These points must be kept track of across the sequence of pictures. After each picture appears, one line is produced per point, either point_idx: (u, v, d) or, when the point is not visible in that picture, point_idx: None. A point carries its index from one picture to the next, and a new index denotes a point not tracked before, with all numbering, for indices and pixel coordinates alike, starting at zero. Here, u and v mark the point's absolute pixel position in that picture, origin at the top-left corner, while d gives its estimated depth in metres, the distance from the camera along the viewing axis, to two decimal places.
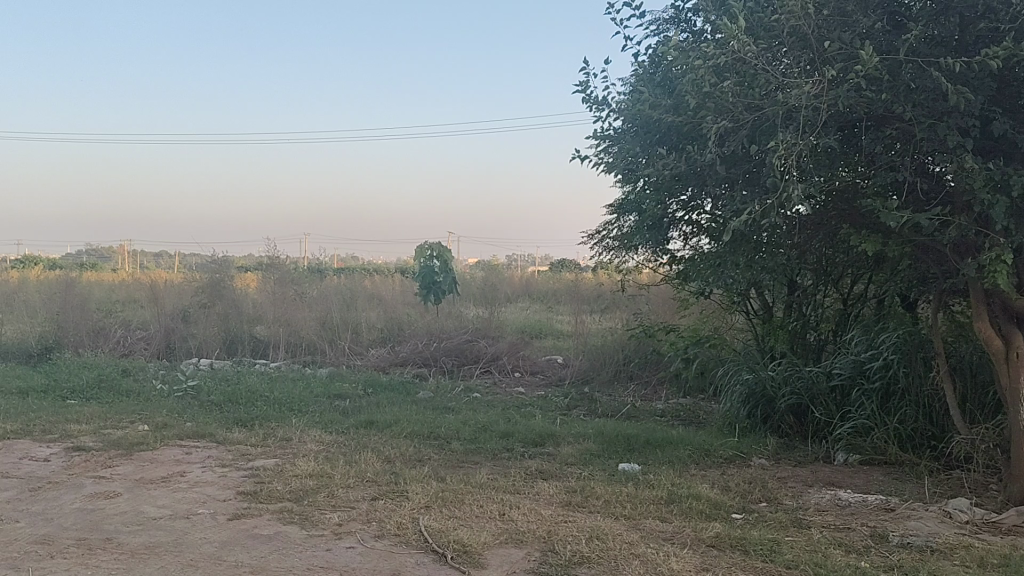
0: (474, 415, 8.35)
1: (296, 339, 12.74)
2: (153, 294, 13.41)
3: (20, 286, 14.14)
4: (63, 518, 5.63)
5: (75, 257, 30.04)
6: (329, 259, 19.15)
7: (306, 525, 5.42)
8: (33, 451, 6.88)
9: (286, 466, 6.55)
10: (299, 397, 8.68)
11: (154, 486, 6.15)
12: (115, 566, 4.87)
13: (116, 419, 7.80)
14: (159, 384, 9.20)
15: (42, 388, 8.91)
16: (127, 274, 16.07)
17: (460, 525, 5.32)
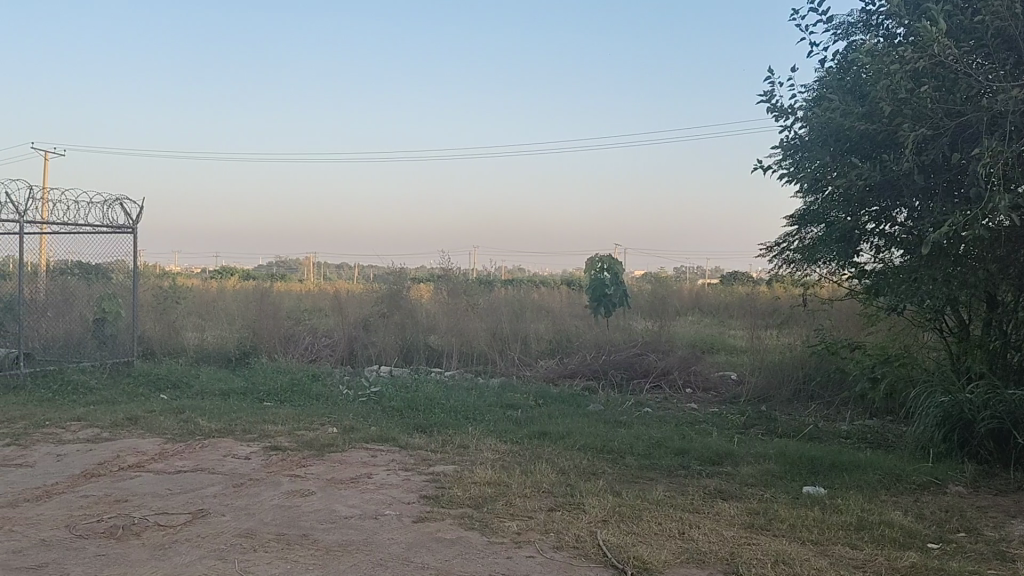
0: (647, 430, 8.29)
1: (468, 350, 13.19)
2: (337, 303, 14.17)
3: (219, 294, 15.30)
4: (263, 513, 6.03)
5: (264, 270, 32.22)
6: (499, 272, 19.57)
7: (487, 532, 5.55)
8: (235, 449, 7.42)
9: (465, 473, 6.75)
10: (475, 406, 8.92)
11: (344, 487, 6.49)
12: (312, 561, 5.16)
13: (307, 421, 8.29)
14: (345, 389, 9.70)
15: (242, 390, 9.60)
16: (313, 285, 17.05)
17: (639, 541, 5.29)
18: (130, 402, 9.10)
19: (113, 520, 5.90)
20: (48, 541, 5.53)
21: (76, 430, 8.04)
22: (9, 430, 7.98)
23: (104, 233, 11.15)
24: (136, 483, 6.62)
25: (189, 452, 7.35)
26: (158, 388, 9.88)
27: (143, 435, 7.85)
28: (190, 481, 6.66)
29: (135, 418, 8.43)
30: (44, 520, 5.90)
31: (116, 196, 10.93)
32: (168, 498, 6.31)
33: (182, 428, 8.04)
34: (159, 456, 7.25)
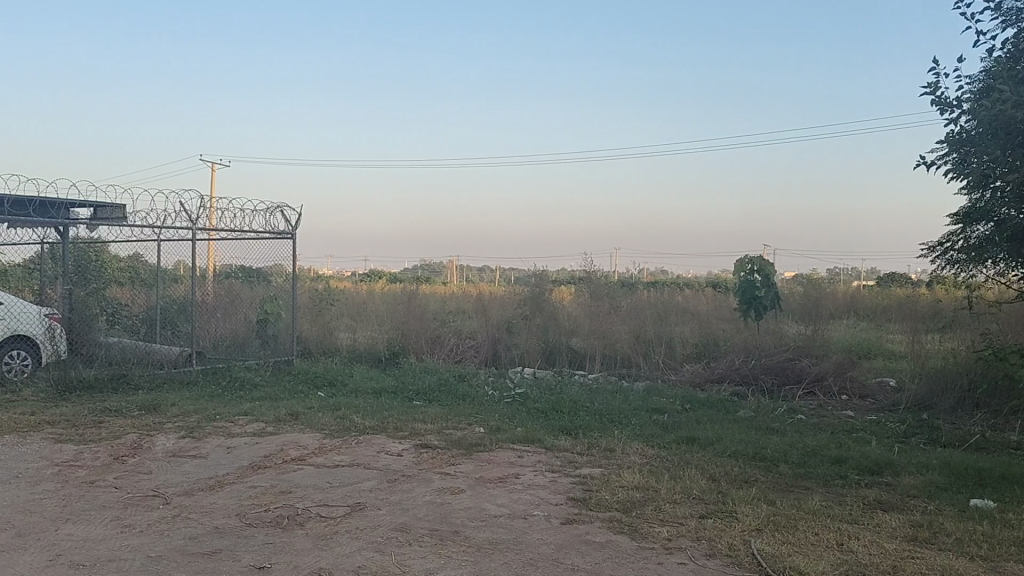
0: (800, 438, 8.03)
1: (611, 352, 13.27)
2: (481, 306, 14.46)
3: (369, 297, 15.91)
4: (417, 508, 6.23)
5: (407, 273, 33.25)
6: (642, 275, 19.42)
7: (637, 537, 5.53)
8: (388, 446, 7.71)
9: (613, 476, 6.75)
10: (620, 409, 8.90)
11: (493, 486, 6.62)
12: (465, 557, 5.29)
13: (455, 421, 8.51)
14: (492, 390, 9.90)
15: (393, 389, 9.96)
16: (456, 287, 17.46)
17: (795, 551, 5.14)
18: (291, 398, 9.61)
19: (278, 510, 6.25)
20: (221, 528, 5.92)
21: (243, 424, 8.56)
22: (185, 423, 8.60)
23: (266, 238, 11.82)
24: (298, 476, 6.98)
25: (346, 448, 7.68)
26: (315, 385, 10.39)
27: (303, 430, 8.27)
28: (347, 476, 6.97)
29: (295, 414, 8.89)
30: (217, 508, 6.32)
31: (277, 204, 11.56)
32: (327, 492, 6.62)
33: (339, 424, 8.42)
34: (318, 450, 7.62)
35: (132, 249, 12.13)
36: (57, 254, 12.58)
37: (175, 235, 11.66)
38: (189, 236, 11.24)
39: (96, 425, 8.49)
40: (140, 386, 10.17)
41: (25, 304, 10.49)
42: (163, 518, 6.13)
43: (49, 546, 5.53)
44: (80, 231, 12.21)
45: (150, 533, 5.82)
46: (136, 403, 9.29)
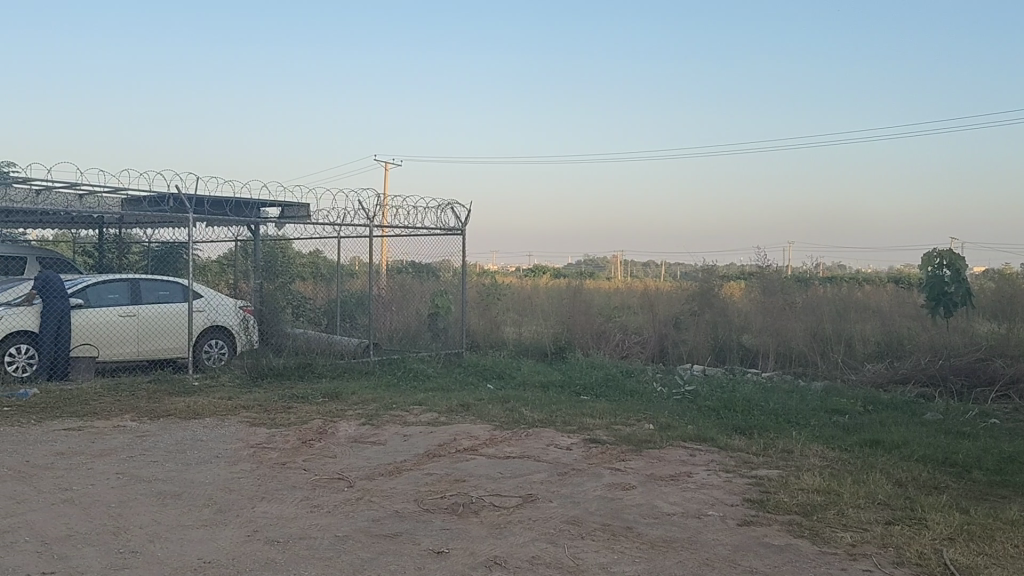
0: (996, 443, 7.49)
1: (785, 350, 13.04)
2: (647, 300, 14.34)
3: (535, 290, 16.15)
4: (588, 503, 6.26)
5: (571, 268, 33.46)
6: (817, 269, 18.65)
7: (817, 541, 5.33)
8: (557, 440, 7.80)
9: (791, 478, 6.54)
10: (797, 409, 8.60)
11: (665, 484, 6.57)
12: (639, 554, 5.28)
13: (624, 416, 8.50)
14: (661, 387, 9.82)
15: (560, 383, 10.08)
16: (621, 282, 17.40)
17: (993, 564, 4.80)
18: (462, 390, 9.91)
19: (454, 498, 6.45)
20: (401, 512, 6.17)
21: (418, 413, 8.90)
22: (365, 410, 9.04)
23: (437, 234, 12.22)
24: (472, 465, 7.18)
25: (516, 440, 7.83)
26: (485, 378, 10.66)
27: (475, 421, 8.51)
28: (519, 467, 7.10)
29: (466, 405, 9.16)
30: (397, 493, 6.60)
31: (447, 201, 11.92)
32: (500, 482, 6.77)
33: (509, 416, 8.60)
34: (490, 441, 7.82)
35: (314, 245, 12.86)
36: (248, 251, 13.54)
37: (353, 232, 12.29)
38: (366, 232, 11.78)
39: (285, 410, 9.07)
40: (324, 375, 10.79)
41: (223, 298, 11.37)
42: (347, 500, 6.47)
43: (247, 522, 5.96)
44: (267, 228, 13.09)
45: (337, 514, 6.15)
46: (320, 390, 9.85)
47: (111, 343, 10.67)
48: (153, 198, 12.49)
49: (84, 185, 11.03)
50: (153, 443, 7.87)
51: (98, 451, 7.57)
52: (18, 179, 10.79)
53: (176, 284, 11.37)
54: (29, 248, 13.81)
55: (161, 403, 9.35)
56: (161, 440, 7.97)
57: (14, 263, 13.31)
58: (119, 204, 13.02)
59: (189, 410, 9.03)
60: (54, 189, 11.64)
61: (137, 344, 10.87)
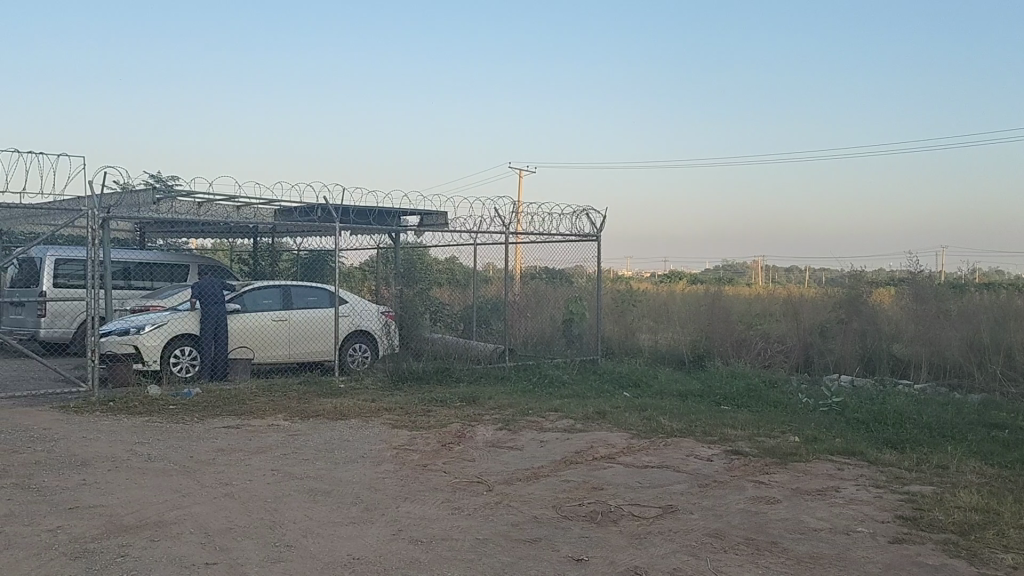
0: None
1: (940, 360, 12.40)
2: (790, 307, 13.91)
3: (672, 297, 15.96)
4: (731, 515, 6.13)
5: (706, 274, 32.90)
6: (974, 274, 17.65)
7: (977, 563, 5.04)
8: (698, 450, 7.68)
9: (947, 495, 6.20)
10: (952, 423, 8.14)
11: (811, 498, 6.35)
12: (783, 569, 5.13)
13: (767, 428, 8.29)
14: (805, 397, 9.51)
15: (699, 393, 9.91)
16: (763, 288, 16.91)
17: None
18: (598, 397, 9.90)
19: (592, 505, 6.45)
20: (540, 518, 6.23)
21: (554, 419, 8.96)
22: (502, 415, 9.18)
23: (573, 240, 12.32)
24: (610, 474, 7.17)
25: (654, 450, 7.77)
26: (621, 386, 10.60)
27: (612, 429, 8.50)
28: (658, 477, 7.03)
29: (602, 412, 9.15)
30: (535, 498, 6.66)
31: (582, 208, 11.97)
32: (639, 491, 6.73)
33: (647, 425, 8.54)
34: (627, 450, 7.78)
35: (450, 251, 13.18)
36: (388, 257, 14.02)
37: (489, 239, 12.55)
38: (503, 239, 11.99)
39: (425, 413, 9.32)
40: (462, 379, 11.05)
41: (367, 303, 11.82)
42: (487, 504, 6.57)
43: (393, 521, 6.15)
44: (408, 236, 13.53)
45: (478, 517, 6.27)
46: (458, 394, 10.08)
47: (264, 346, 11.28)
48: (303, 208, 13.14)
49: (241, 197, 11.72)
50: (304, 442, 8.26)
51: (254, 449, 8.02)
52: (184, 193, 11.59)
53: (323, 289, 11.89)
54: (191, 256, 14.78)
55: (310, 403, 9.79)
56: (311, 440, 8.35)
57: (179, 270, 14.30)
58: (272, 214, 13.77)
59: (336, 411, 9.41)
60: (215, 201, 12.43)
61: (289, 347, 11.44)
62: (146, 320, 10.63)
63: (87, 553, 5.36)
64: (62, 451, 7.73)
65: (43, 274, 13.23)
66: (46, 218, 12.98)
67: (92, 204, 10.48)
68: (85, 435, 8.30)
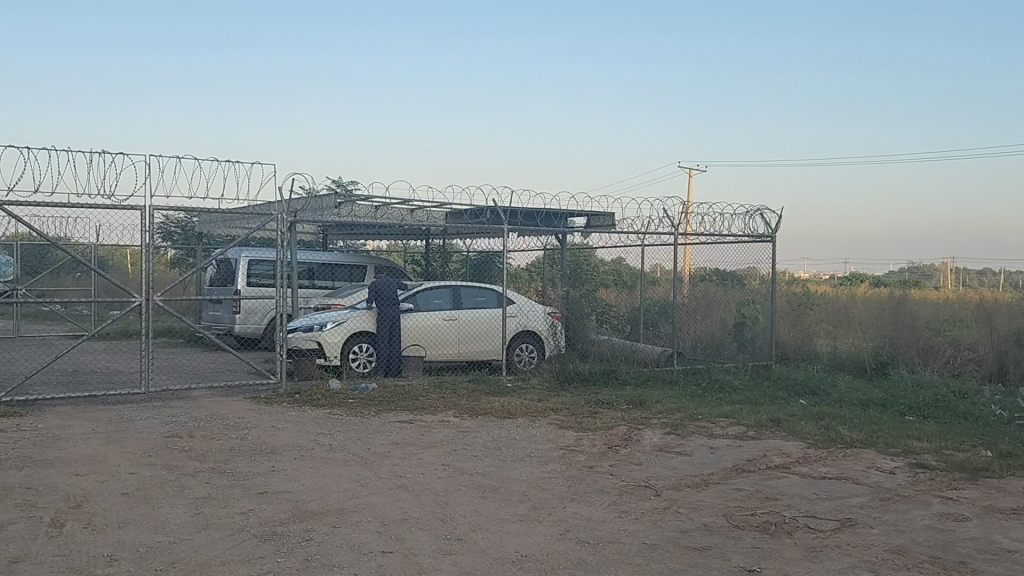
0: None
1: None
2: (982, 313, 12.92)
3: (851, 301, 15.16)
4: (914, 532, 5.74)
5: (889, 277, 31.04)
6: None
7: None
8: (879, 462, 7.26)
9: None
10: None
11: (1006, 517, 5.85)
12: None
13: (956, 441, 7.71)
14: (1000, 410, 8.77)
15: (882, 402, 9.34)
16: (952, 292, 15.76)
17: None
18: (772, 404, 9.54)
19: (765, 516, 6.22)
20: (709, 526, 6.07)
21: (725, 425, 8.73)
22: (670, 420, 9.03)
23: (745, 241, 11.95)
24: (783, 484, 6.89)
25: (831, 460, 7.40)
26: (795, 392, 10.18)
27: (786, 437, 8.18)
28: (836, 489, 6.69)
29: (775, 420, 8.82)
30: (705, 506, 6.50)
31: (756, 208, 11.60)
32: (815, 503, 6.43)
33: (823, 434, 8.15)
34: (802, 460, 7.46)
35: (617, 253, 13.13)
36: (556, 258, 14.18)
37: (657, 240, 12.42)
38: (672, 240, 11.82)
39: (591, 414, 9.32)
40: (628, 382, 10.98)
41: (534, 304, 11.95)
42: (655, 509, 6.48)
43: (560, 521, 6.19)
44: (576, 237, 13.62)
45: (646, 522, 6.20)
46: (625, 397, 10.01)
47: (436, 344, 11.65)
48: (473, 211, 13.48)
49: (415, 199, 12.16)
50: (473, 439, 8.46)
51: (427, 443, 8.29)
52: (363, 196, 12.15)
53: (492, 289, 12.13)
54: (368, 257, 15.51)
55: (479, 401, 10.02)
56: (480, 437, 8.54)
57: (357, 271, 15.05)
58: (444, 216, 14.21)
59: (503, 410, 9.57)
60: (391, 204, 12.97)
61: (459, 346, 11.77)
62: (328, 318, 11.24)
63: (275, 536, 5.72)
64: (254, 439, 8.30)
65: (237, 274, 14.28)
66: (241, 222, 14.01)
67: (280, 207, 11.19)
68: (274, 425, 8.88)
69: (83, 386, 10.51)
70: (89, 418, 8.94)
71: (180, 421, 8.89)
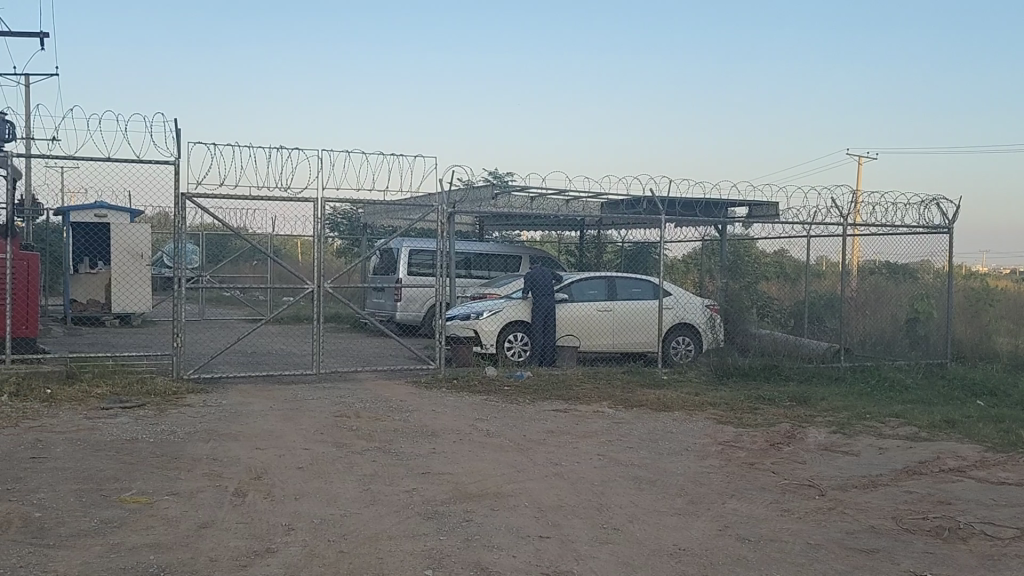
0: None
1: None
2: None
3: None
4: None
5: None
6: None
7: None
8: None
9: None
10: None
11: None
12: None
13: None
14: None
15: None
16: None
17: None
18: (946, 405, 8.97)
19: (938, 520, 5.86)
20: (877, 528, 5.79)
21: (894, 425, 8.28)
22: (835, 418, 8.66)
23: (919, 231, 11.28)
24: (959, 488, 6.48)
25: (1013, 466, 6.89)
26: (973, 393, 9.53)
27: (962, 440, 7.68)
28: (1018, 496, 6.22)
29: (950, 421, 8.29)
30: (873, 507, 6.20)
31: (932, 197, 10.91)
32: (995, 510, 6.00)
33: (1004, 437, 7.60)
34: (980, 464, 6.98)
35: (779, 245, 12.72)
36: (714, 249, 13.92)
37: (823, 230, 11.91)
38: (838, 231, 11.31)
39: (751, 410, 9.08)
40: (791, 377, 10.61)
41: (691, 296, 11.74)
42: (819, 508, 6.24)
43: (719, 517, 6.07)
44: (736, 228, 13.35)
45: (809, 521, 5.98)
46: (787, 393, 9.67)
47: (592, 335, 11.66)
48: (630, 201, 13.42)
49: (571, 190, 12.21)
50: (629, 431, 8.43)
51: (582, 433, 8.33)
52: (519, 188, 12.31)
53: (648, 280, 12.01)
54: (523, 248, 15.74)
55: (635, 393, 9.97)
56: (636, 428, 8.50)
57: (513, 261, 15.33)
58: (600, 206, 14.22)
59: (659, 402, 9.48)
60: (546, 195, 13.09)
61: (614, 337, 11.73)
62: (484, 307, 11.49)
63: (437, 515, 5.92)
64: (416, 421, 8.62)
65: (399, 263, 14.83)
66: (403, 213, 14.54)
67: (440, 199, 11.52)
68: (434, 408, 9.19)
69: (261, 366, 11.25)
70: (267, 396, 9.55)
71: (348, 401, 9.35)
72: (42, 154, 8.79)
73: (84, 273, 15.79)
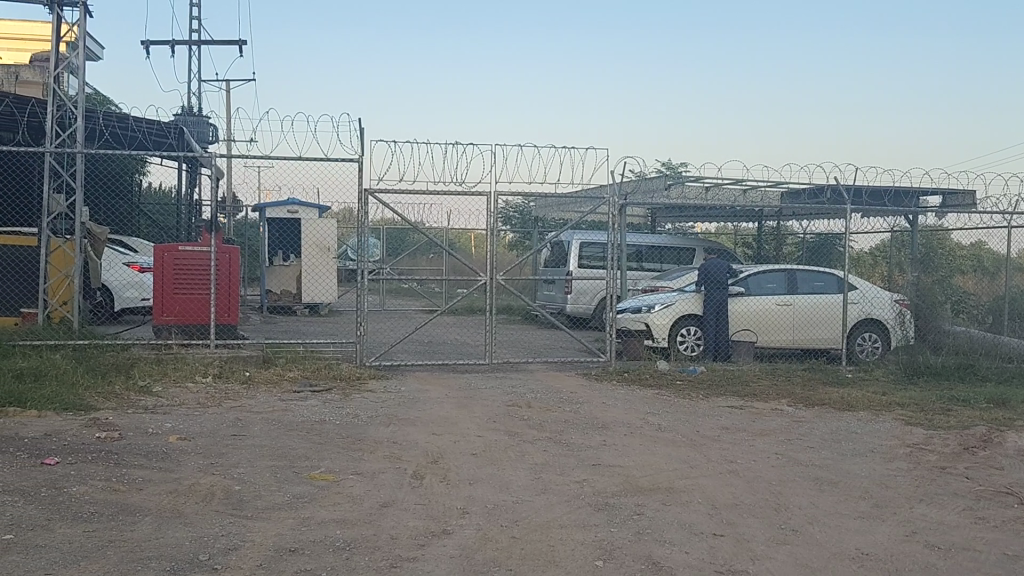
0: None
1: None
2: None
3: None
4: None
5: None
6: None
7: None
8: None
9: None
10: None
11: None
12: None
13: None
14: None
15: None
16: None
17: None
18: None
19: None
20: None
21: None
22: None
23: None
24: None
25: None
26: None
27: None
28: None
29: None
30: None
31: None
32: None
33: None
34: None
35: (978, 236, 11.79)
36: (904, 241, 13.09)
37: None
38: None
39: (943, 411, 8.47)
40: (989, 378, 9.81)
41: (879, 291, 11.10)
42: (1020, 518, 5.73)
43: (907, 522, 5.70)
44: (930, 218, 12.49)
45: (1008, 531, 5.50)
46: (984, 395, 8.94)
47: (769, 330, 11.26)
48: (811, 192, 12.85)
49: (747, 180, 11.82)
50: (808, 430, 8.07)
51: (757, 430, 8.06)
52: (693, 178, 12.06)
53: (831, 274, 11.47)
54: (697, 240, 15.43)
55: (815, 391, 9.53)
56: (816, 428, 8.13)
57: (687, 253, 15.09)
58: (778, 197, 13.74)
59: (842, 401, 9.02)
60: (721, 185, 12.76)
61: (793, 333, 11.27)
62: (656, 300, 11.36)
63: (608, 506, 5.91)
64: (587, 413, 8.64)
65: (571, 256, 14.92)
66: (575, 206, 14.63)
67: (612, 191, 11.48)
68: (605, 401, 9.17)
69: (438, 355, 11.65)
70: (443, 384, 9.88)
71: (520, 391, 9.52)
72: (241, 155, 9.49)
73: (279, 265, 16.91)
